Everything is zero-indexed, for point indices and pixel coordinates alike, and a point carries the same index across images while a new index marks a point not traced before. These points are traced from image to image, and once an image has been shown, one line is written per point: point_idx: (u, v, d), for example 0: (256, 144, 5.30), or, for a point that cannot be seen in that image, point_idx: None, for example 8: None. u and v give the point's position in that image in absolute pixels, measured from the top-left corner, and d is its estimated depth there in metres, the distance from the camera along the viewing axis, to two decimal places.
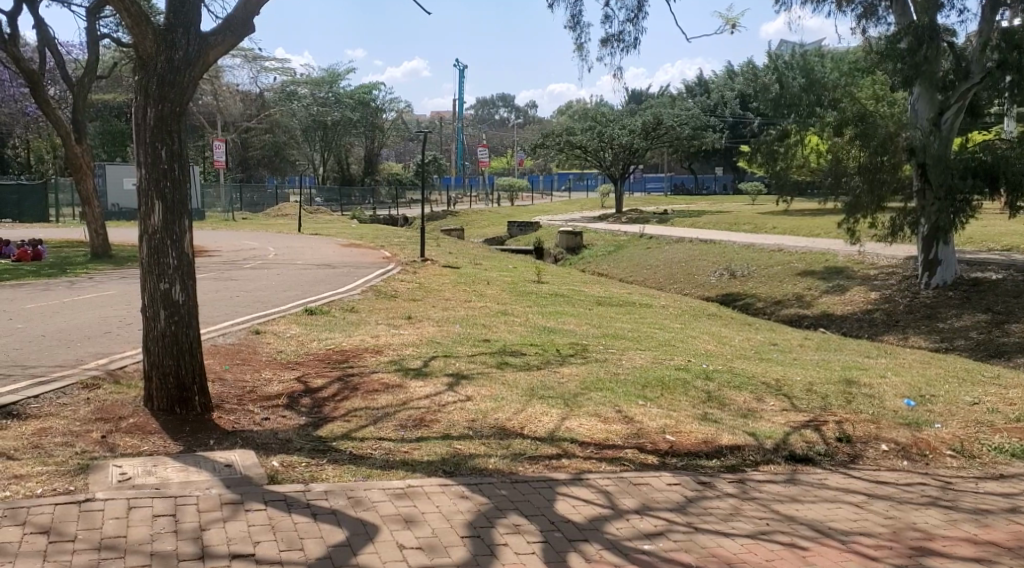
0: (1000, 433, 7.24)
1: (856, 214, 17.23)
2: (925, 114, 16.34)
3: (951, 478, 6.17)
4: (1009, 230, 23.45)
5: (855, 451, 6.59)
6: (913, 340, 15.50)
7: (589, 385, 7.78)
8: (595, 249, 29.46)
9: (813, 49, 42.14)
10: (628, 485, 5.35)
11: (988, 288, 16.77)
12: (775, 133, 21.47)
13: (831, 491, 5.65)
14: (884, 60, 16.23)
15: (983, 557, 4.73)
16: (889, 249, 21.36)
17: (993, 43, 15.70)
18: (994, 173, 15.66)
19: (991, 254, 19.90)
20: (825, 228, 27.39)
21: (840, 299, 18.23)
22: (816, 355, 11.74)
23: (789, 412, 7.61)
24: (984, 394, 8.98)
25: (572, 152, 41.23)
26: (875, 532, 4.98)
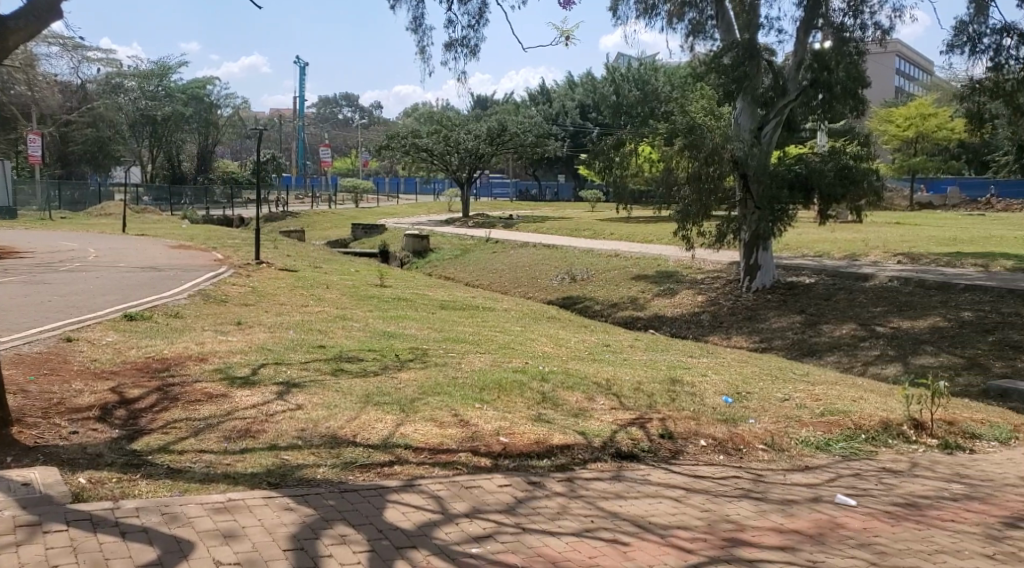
0: (807, 426, 7.76)
1: (686, 223, 17.72)
2: (748, 126, 17.23)
3: (763, 470, 6.56)
4: (823, 238, 25.31)
5: (677, 447, 6.89)
6: (736, 340, 16.40)
7: (425, 390, 7.76)
8: (440, 253, 29.48)
9: (649, 62, 43.95)
10: (458, 489, 5.36)
11: (802, 292, 17.99)
12: (612, 141, 22.22)
13: (653, 487, 5.88)
14: (710, 74, 17.12)
15: (787, 545, 5.05)
16: (717, 254, 22.55)
17: (807, 62, 16.79)
18: (808, 184, 17.08)
19: (806, 260, 21.38)
20: (659, 235, 28.59)
21: (671, 302, 19.07)
22: (646, 355, 12.23)
23: (618, 411, 7.88)
24: (794, 390, 9.61)
25: (417, 155, 41.00)
26: (692, 525, 5.22)
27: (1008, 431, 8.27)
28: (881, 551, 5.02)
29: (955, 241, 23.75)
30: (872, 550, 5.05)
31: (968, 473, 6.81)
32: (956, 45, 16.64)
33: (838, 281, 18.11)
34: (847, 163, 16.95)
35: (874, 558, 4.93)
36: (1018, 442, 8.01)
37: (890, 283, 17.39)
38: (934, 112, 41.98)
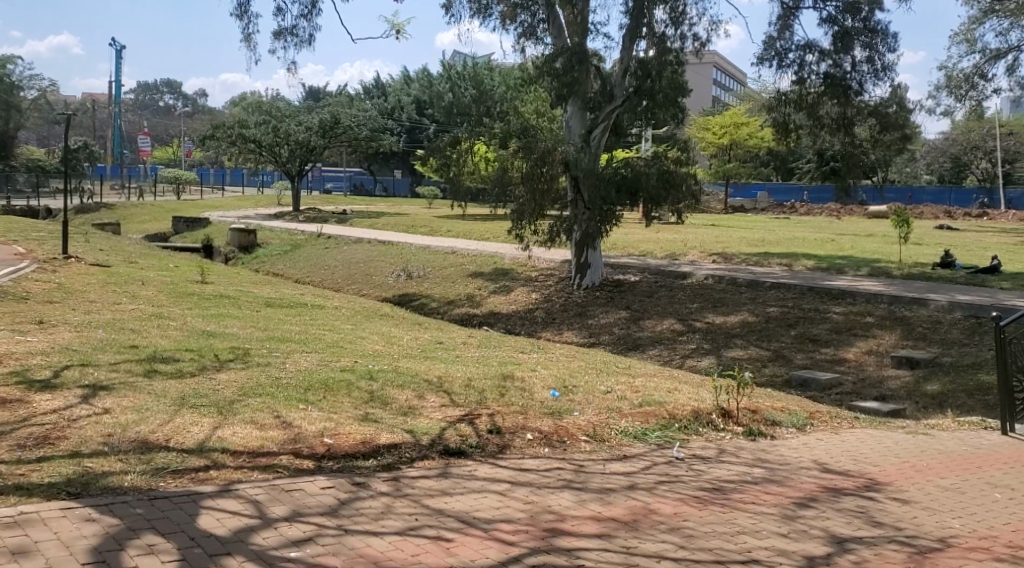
0: (626, 417, 8.09)
1: (521, 222, 18.10)
2: (578, 129, 17.91)
3: (584, 461, 6.77)
4: (647, 238, 26.44)
5: (504, 441, 6.99)
6: (567, 335, 16.83)
7: (248, 391, 7.50)
8: (269, 248, 28.56)
9: (484, 61, 44.42)
10: (279, 492, 5.22)
11: (627, 290, 18.73)
12: (449, 139, 22.40)
13: (478, 481, 5.95)
14: (542, 77, 17.53)
15: (605, 532, 5.24)
16: (548, 253, 23.07)
17: (632, 69, 17.50)
18: (634, 187, 17.63)
19: (633, 259, 22.28)
20: (494, 233, 28.95)
21: (505, 299, 19.37)
22: (477, 351, 12.37)
23: (448, 407, 7.92)
24: (617, 383, 10.01)
25: (245, 146, 39.59)
26: (515, 518, 5.32)
27: (805, 417, 8.94)
28: (689, 535, 5.30)
29: (764, 242, 25.40)
30: (682, 534, 5.32)
31: (769, 457, 7.31)
32: (765, 59, 17.79)
33: (662, 279, 19.02)
34: (668, 167, 17.72)
35: (683, 542, 5.20)
36: (814, 427, 8.68)
37: (708, 280, 18.43)
38: (746, 121, 44.81)
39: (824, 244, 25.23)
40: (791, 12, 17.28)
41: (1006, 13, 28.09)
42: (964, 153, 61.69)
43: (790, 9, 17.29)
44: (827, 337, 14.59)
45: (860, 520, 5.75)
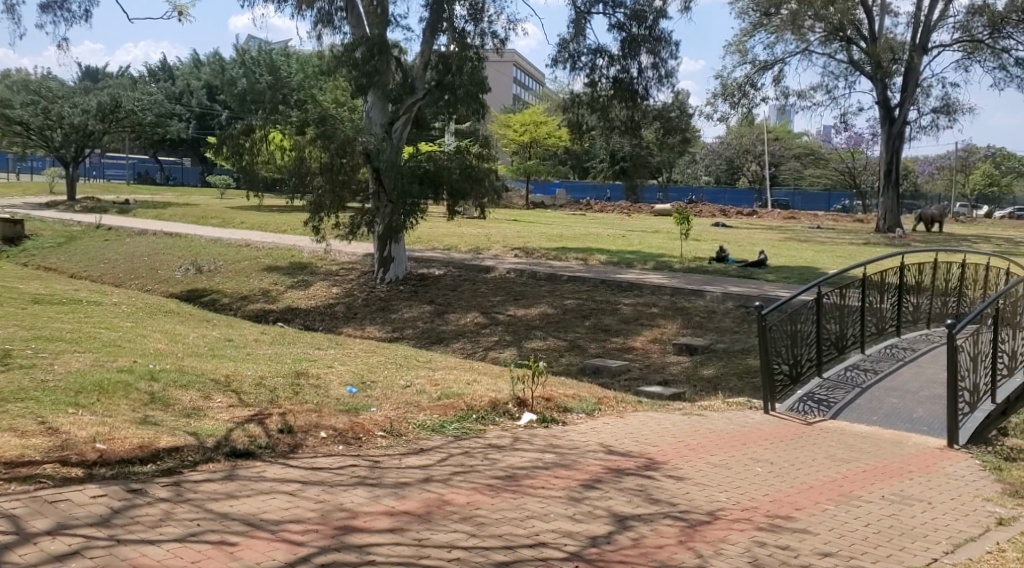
0: (424, 411, 8.10)
1: (320, 214, 17.63)
2: (379, 121, 17.70)
3: (379, 456, 6.72)
4: (448, 232, 26.66)
5: (296, 440, 6.81)
6: (367, 330, 16.63)
7: (8, 397, 6.85)
8: (40, 240, 26.24)
9: (280, 48, 43.00)
10: (41, 504, 4.81)
11: (429, 284, 18.80)
12: (242, 128, 21.53)
13: (267, 483, 5.76)
14: (340, 67, 17.18)
15: (397, 526, 5.22)
16: (348, 246, 22.70)
17: (432, 63, 17.57)
18: (437, 180, 17.70)
19: (434, 252, 22.38)
20: (292, 226, 28.14)
21: (304, 294, 18.88)
22: (271, 348, 11.97)
23: (237, 407, 7.60)
24: (415, 377, 10.02)
25: (10, 128, 36.13)
26: (305, 517, 5.20)
27: (595, 403, 9.33)
28: (480, 523, 5.40)
29: (561, 237, 26.29)
30: (473, 522, 5.40)
31: (559, 442, 7.56)
32: (559, 60, 18.39)
33: (464, 273, 19.27)
34: (471, 163, 17.93)
35: (474, 530, 5.28)
36: (601, 412, 9.07)
37: (509, 274, 18.87)
38: (545, 120, 46.23)
39: (617, 239, 26.42)
40: (584, 16, 17.96)
41: (773, 27, 30.61)
42: (739, 156, 66.76)
43: (583, 13, 17.98)
44: (617, 327, 15.30)
45: (639, 499, 6.08)
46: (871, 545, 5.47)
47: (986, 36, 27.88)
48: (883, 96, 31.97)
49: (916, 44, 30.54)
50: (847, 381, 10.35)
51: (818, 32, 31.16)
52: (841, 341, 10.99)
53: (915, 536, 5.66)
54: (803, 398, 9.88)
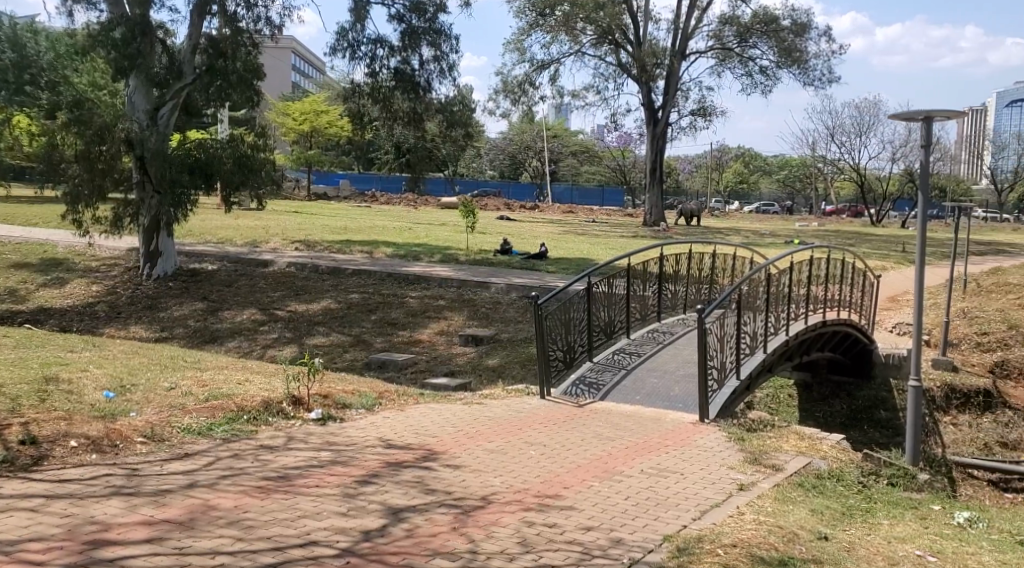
0: (190, 414, 7.68)
1: (77, 205, 16.18)
2: (143, 106, 16.45)
3: (138, 464, 6.29)
4: (224, 225, 25.41)
5: (41, 452, 6.23)
6: (133, 330, 15.54)
7: None
8: None
9: (26, 23, 39.09)
10: None
11: (202, 280, 17.87)
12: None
13: (4, 500, 5.23)
14: (94, 48, 15.81)
15: (155, 536, 4.92)
16: (111, 240, 21.10)
17: (202, 46, 16.69)
18: (209, 170, 16.72)
19: (208, 246, 21.30)
20: (44, 218, 25.73)
21: (59, 292, 17.34)
22: (17, 353, 10.89)
23: None
24: (182, 378, 9.47)
25: None
26: (48, 535, 4.77)
27: (375, 397, 9.22)
28: (247, 526, 5.18)
29: (344, 230, 25.85)
30: (240, 526, 5.18)
31: (336, 439, 7.42)
32: (338, 49, 18.02)
33: (240, 268, 18.49)
34: (246, 152, 16.94)
35: (241, 534, 5.07)
36: (382, 406, 8.98)
37: (288, 269, 18.32)
38: (326, 109, 45.09)
39: (400, 232, 26.35)
40: (364, 5, 17.71)
41: (548, 27, 31.66)
42: (518, 152, 68.60)
43: (362, 2, 17.71)
44: (401, 320, 15.26)
45: (415, 490, 6.09)
46: (630, 517, 5.80)
47: (735, 45, 30.24)
48: (648, 98, 33.90)
49: (676, 50, 32.69)
50: (614, 364, 10.90)
51: (588, 34, 32.42)
52: (609, 327, 11.57)
53: (670, 506, 6.07)
54: (576, 382, 10.29)
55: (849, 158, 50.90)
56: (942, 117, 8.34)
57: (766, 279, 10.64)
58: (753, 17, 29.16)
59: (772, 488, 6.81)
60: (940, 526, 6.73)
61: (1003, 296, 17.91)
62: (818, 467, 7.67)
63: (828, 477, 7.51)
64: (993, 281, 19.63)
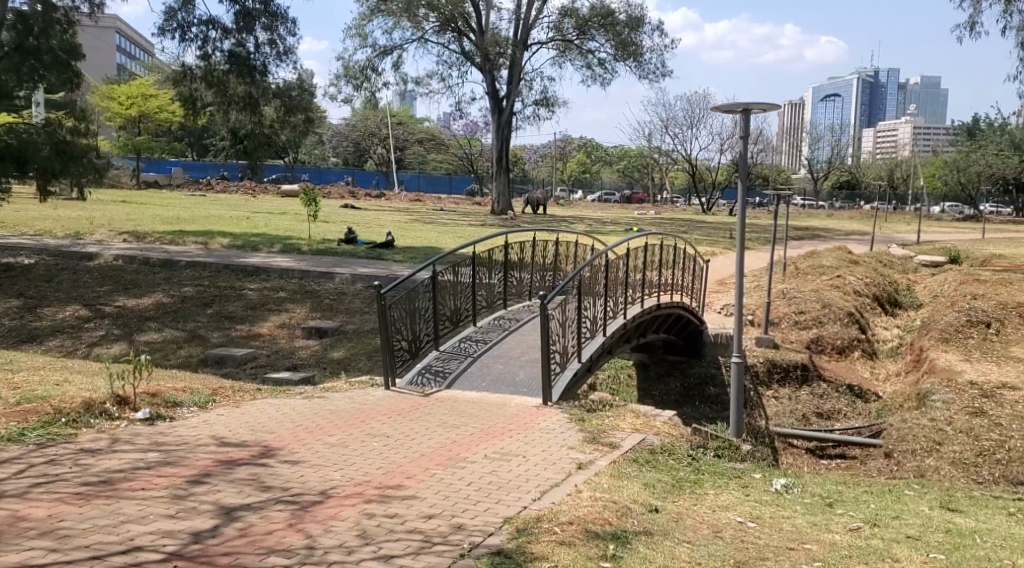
0: (0, 420, 7.13)
1: None
2: None
3: None
4: (42, 216, 23.71)
5: None
6: None
7: None
8: None
9: None
10: None
11: (18, 275, 16.60)
12: None
13: None
14: None
15: None
16: None
17: (11, 23, 15.51)
18: (22, 158, 15.36)
19: (26, 239, 19.82)
20: None
21: None
22: None
23: None
24: None
25: None
26: None
27: (207, 395, 8.86)
28: (63, 535, 4.87)
29: (177, 220, 24.66)
30: (55, 536, 4.87)
31: (165, 440, 7.09)
32: (166, 30, 17.12)
33: (61, 262, 17.30)
34: (64, 137, 16.02)
35: (56, 545, 4.76)
36: (216, 403, 8.64)
37: (115, 262, 17.31)
38: (155, 93, 42.97)
39: (239, 222, 25.42)
40: None
41: (389, 13, 31.29)
42: (362, 139, 67.52)
43: None
44: (240, 314, 14.74)
45: (250, 488, 5.90)
46: (470, 502, 5.85)
47: (575, 37, 30.89)
48: (491, 87, 34.11)
49: (518, 40, 33.05)
50: (461, 351, 10.91)
51: (431, 21, 32.26)
52: (456, 316, 11.60)
53: (510, 489, 6.16)
54: (422, 371, 10.26)
55: (682, 149, 53.17)
56: (759, 109, 8.85)
57: (604, 265, 10.94)
58: (590, 10, 29.88)
59: (608, 465, 7.04)
60: (760, 493, 7.17)
61: (818, 278, 19.24)
62: (652, 443, 8.00)
63: (660, 452, 7.86)
64: (810, 263, 21.04)
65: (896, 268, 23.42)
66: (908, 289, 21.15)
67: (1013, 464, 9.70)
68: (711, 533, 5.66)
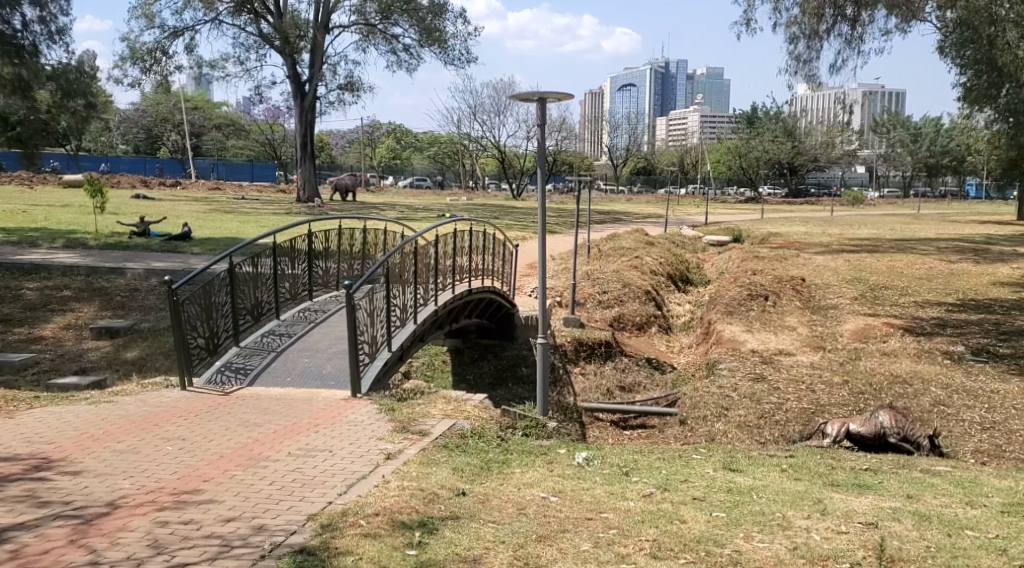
0: None
1: None
2: None
3: None
4: None
5: None
6: None
7: None
8: None
9: None
10: None
11: None
12: None
13: None
14: None
15: None
16: None
17: None
18: None
19: None
20: None
21: None
22: None
23: None
24: None
25: None
26: None
27: None
28: None
29: None
30: None
31: None
32: None
33: None
34: None
35: None
36: None
37: None
38: None
39: (14, 215, 23.33)
40: None
41: None
42: (154, 125, 63.62)
43: None
44: (18, 315, 13.55)
45: (26, 504, 5.48)
46: (273, 502, 5.69)
47: (378, 22, 30.46)
48: (292, 71, 33.07)
49: (318, 23, 32.23)
50: (263, 346, 10.56)
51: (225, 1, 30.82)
52: (257, 309, 11.20)
53: (315, 485, 6.05)
54: (222, 368, 9.84)
55: (490, 135, 53.96)
56: (553, 98, 9.10)
57: (412, 252, 10.84)
58: None
59: (417, 453, 7.05)
60: (563, 468, 7.43)
61: (618, 259, 20.10)
62: (462, 427, 8.11)
63: (470, 436, 7.98)
64: (611, 246, 21.94)
65: (688, 248, 24.87)
66: (698, 267, 22.53)
67: (791, 424, 10.62)
68: (515, 511, 5.81)
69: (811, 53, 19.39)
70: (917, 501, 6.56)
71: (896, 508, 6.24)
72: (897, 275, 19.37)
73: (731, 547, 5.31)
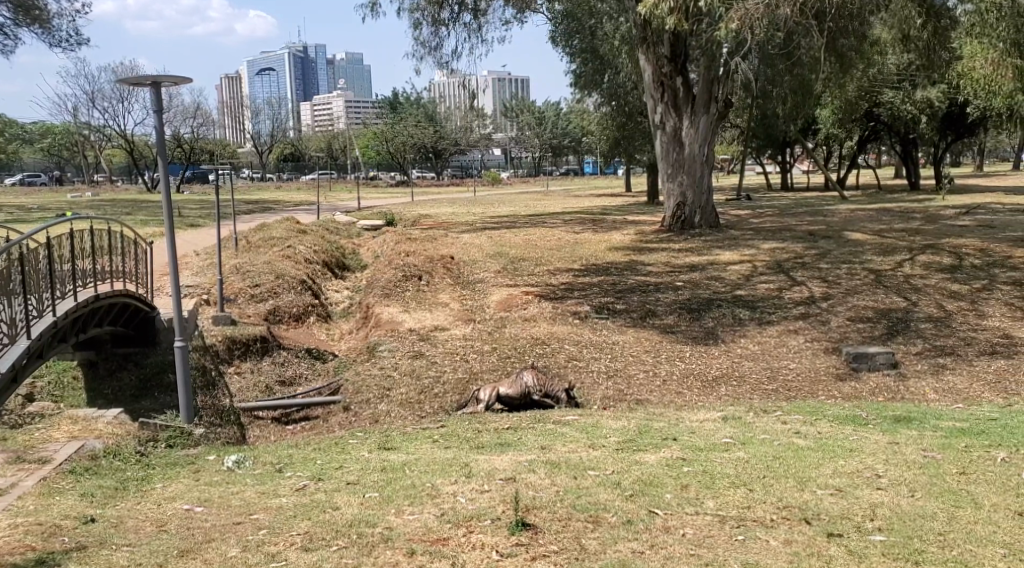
0: None
1: None
2: None
3: None
4: None
5: None
6: None
7: None
8: None
9: None
10: None
11: None
12: None
13: None
14: None
15: None
16: None
17: None
18: None
19: None
20: None
21: None
22: None
23: None
24: None
25: None
26: None
27: None
28: None
29: None
30: None
31: None
32: None
33: None
34: None
35: None
36: None
37: None
38: None
39: None
40: None
41: None
42: None
43: None
44: None
45: None
46: None
47: None
48: None
49: None
50: None
51: None
52: None
53: None
54: None
55: (115, 124, 49.39)
56: (170, 83, 8.48)
57: (18, 260, 9.54)
58: None
59: (36, 484, 6.32)
60: (212, 475, 7.06)
61: (268, 250, 19.46)
62: (92, 449, 7.38)
63: (104, 456, 7.29)
64: (259, 237, 21.19)
65: (341, 233, 24.75)
66: (353, 252, 22.57)
67: (447, 396, 11.04)
68: (154, 529, 5.43)
69: (436, 40, 20.16)
70: (550, 450, 7.16)
71: (533, 460, 6.76)
72: (533, 247, 20.89)
73: (382, 525, 5.40)
